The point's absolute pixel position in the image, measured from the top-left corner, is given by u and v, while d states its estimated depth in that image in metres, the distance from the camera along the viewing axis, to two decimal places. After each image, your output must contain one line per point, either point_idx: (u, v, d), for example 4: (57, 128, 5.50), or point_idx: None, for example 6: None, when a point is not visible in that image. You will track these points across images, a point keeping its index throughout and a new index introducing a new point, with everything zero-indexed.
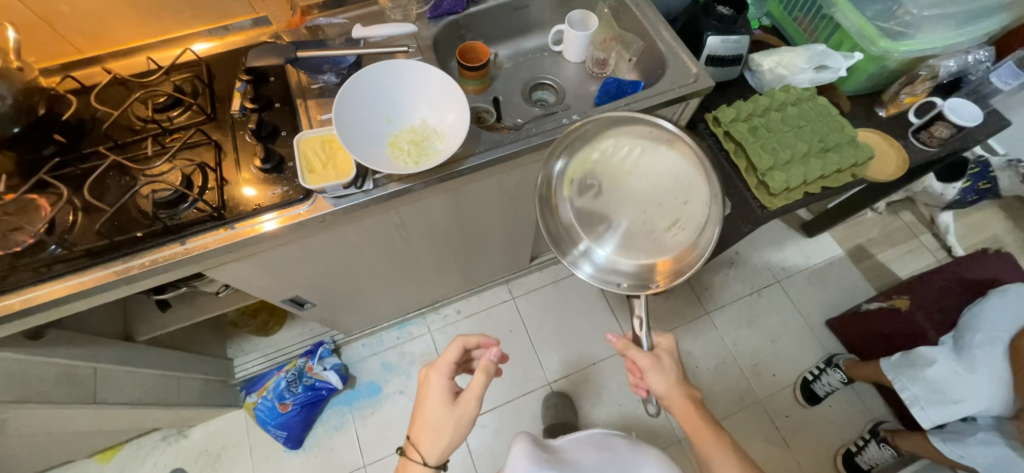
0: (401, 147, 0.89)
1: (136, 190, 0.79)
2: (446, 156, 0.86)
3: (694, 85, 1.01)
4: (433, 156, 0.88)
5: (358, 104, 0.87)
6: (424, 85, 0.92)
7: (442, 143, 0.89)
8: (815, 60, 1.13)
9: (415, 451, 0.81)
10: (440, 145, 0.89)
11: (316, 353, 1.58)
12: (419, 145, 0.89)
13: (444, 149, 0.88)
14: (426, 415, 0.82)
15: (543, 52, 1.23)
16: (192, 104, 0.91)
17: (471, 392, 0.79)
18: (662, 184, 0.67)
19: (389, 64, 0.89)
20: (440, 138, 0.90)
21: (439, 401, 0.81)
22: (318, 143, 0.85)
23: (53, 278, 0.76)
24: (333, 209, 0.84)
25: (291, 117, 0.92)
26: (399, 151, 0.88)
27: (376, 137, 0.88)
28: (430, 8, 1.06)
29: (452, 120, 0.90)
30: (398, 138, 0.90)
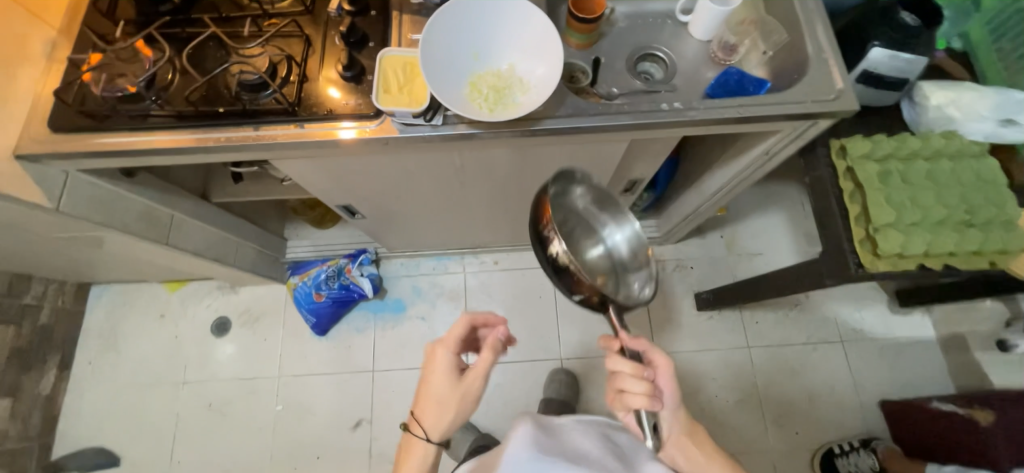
0: (481, 89, 0.83)
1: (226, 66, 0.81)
2: (522, 111, 0.80)
3: (831, 104, 0.84)
4: (511, 108, 0.81)
5: (450, 34, 0.81)
6: (523, 25, 0.83)
7: (523, 96, 0.82)
8: (1004, 112, 0.90)
9: (420, 428, 0.84)
10: (521, 97, 0.82)
11: (357, 258, 1.67)
12: (500, 92, 0.83)
13: (524, 103, 0.82)
14: (430, 394, 0.84)
15: (667, 19, 1.09)
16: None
17: (478, 374, 0.83)
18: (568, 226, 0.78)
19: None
20: (523, 90, 0.83)
21: (444, 380, 0.83)
22: (399, 64, 0.82)
23: (144, 129, 0.82)
24: (397, 135, 0.82)
25: (382, 29, 0.89)
26: (477, 93, 0.83)
27: (459, 72, 0.82)
28: None
29: (542, 72, 0.82)
30: (481, 78, 0.84)
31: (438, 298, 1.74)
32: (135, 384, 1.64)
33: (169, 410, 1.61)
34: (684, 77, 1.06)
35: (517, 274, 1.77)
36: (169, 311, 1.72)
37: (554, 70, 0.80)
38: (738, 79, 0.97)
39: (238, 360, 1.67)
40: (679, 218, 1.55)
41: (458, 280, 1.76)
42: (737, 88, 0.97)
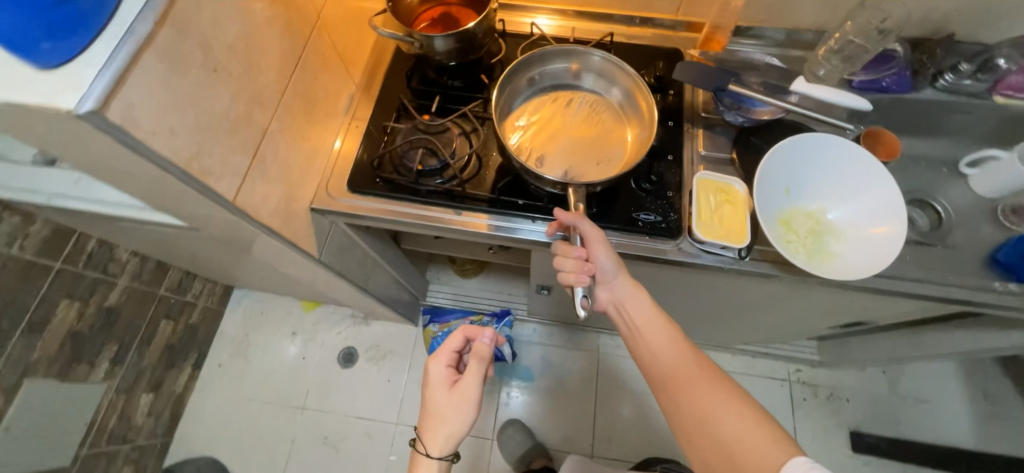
0: (793, 230, 0.77)
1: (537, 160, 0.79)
2: (849, 264, 0.73)
3: None
4: (830, 256, 0.75)
5: (774, 167, 0.77)
6: (848, 171, 0.78)
7: (842, 245, 0.76)
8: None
9: (422, 444, 0.84)
10: (837, 245, 0.76)
11: (502, 319, 1.62)
12: (813, 236, 0.77)
13: (844, 253, 0.75)
14: (431, 404, 0.87)
15: (943, 166, 1.01)
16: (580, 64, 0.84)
17: (467, 379, 0.86)
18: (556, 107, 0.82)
19: (827, 137, 0.77)
20: (838, 238, 0.77)
21: (439, 389, 0.88)
22: (712, 189, 0.78)
23: (437, 206, 0.82)
24: (698, 262, 0.77)
25: (679, 142, 0.86)
26: (789, 232, 0.77)
27: (773, 206, 0.77)
28: (862, 78, 0.90)
29: (866, 224, 0.76)
30: (792, 217, 0.78)
31: (567, 375, 1.66)
32: (254, 398, 1.62)
33: (286, 435, 1.57)
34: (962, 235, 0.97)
35: None
36: (301, 330, 1.72)
37: (888, 225, 0.74)
38: None
39: (360, 397, 1.63)
40: (862, 352, 1.42)
41: (592, 360, 1.68)
42: None
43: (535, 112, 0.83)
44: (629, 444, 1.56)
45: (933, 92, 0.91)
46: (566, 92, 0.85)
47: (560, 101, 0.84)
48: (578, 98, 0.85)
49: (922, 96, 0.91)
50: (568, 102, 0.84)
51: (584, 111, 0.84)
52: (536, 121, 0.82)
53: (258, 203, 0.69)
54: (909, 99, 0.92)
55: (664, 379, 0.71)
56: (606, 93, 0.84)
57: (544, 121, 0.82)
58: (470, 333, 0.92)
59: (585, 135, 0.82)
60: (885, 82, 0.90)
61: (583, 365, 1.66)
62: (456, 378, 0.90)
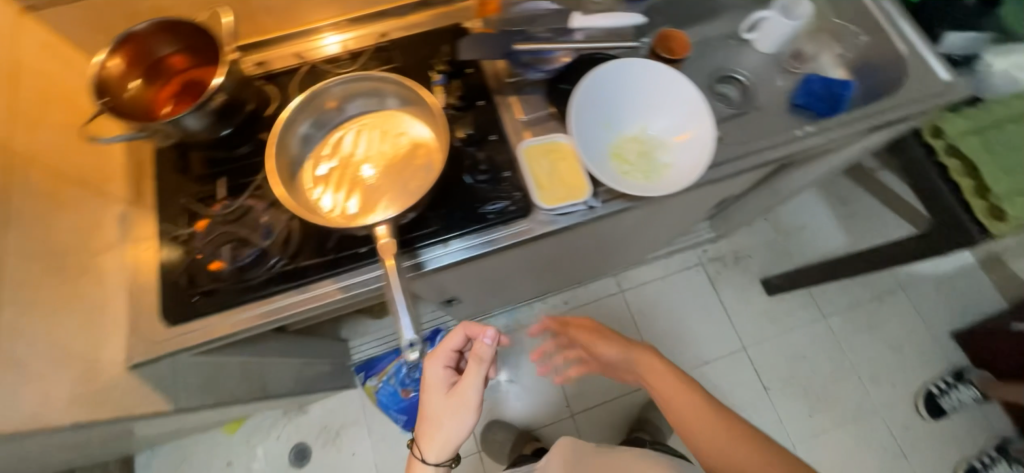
0: (626, 160, 0.79)
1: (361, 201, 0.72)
2: (680, 172, 0.77)
3: (947, 94, 0.87)
4: (664, 171, 0.78)
5: (586, 109, 0.77)
6: (651, 84, 0.80)
7: (670, 156, 0.79)
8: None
9: (419, 447, 0.85)
10: (667, 157, 0.80)
11: (434, 340, 1.55)
12: (645, 158, 0.80)
13: (674, 163, 0.79)
14: (428, 408, 0.84)
15: (729, 39, 1.10)
16: (334, 98, 0.72)
17: (467, 382, 0.81)
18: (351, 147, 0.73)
19: (621, 61, 0.77)
20: (666, 149, 0.80)
21: (438, 392, 0.84)
22: (542, 153, 0.76)
23: (276, 293, 0.71)
24: (557, 227, 0.77)
25: (496, 118, 0.83)
26: (624, 163, 0.79)
27: (601, 147, 0.78)
28: None
29: (682, 127, 0.80)
30: (621, 148, 0.80)
31: (520, 356, 1.66)
32: None
33: None
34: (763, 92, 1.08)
35: (589, 309, 1.73)
36: (236, 456, 1.52)
37: (698, 123, 0.78)
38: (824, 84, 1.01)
39: None
40: (741, 214, 1.58)
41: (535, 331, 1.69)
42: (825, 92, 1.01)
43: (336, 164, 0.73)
44: (598, 387, 1.63)
45: None
46: (357, 126, 0.75)
47: (358, 138, 0.74)
48: (373, 130, 0.75)
49: None
50: (352, 139, 0.74)
51: (371, 139, 0.74)
52: (340, 173, 0.73)
53: (33, 407, 0.62)
54: None
55: (680, 418, 0.92)
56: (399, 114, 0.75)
57: (349, 169, 0.73)
58: (470, 331, 0.83)
59: (395, 168, 0.73)
60: None
61: (530, 340, 1.68)
62: (455, 380, 0.86)
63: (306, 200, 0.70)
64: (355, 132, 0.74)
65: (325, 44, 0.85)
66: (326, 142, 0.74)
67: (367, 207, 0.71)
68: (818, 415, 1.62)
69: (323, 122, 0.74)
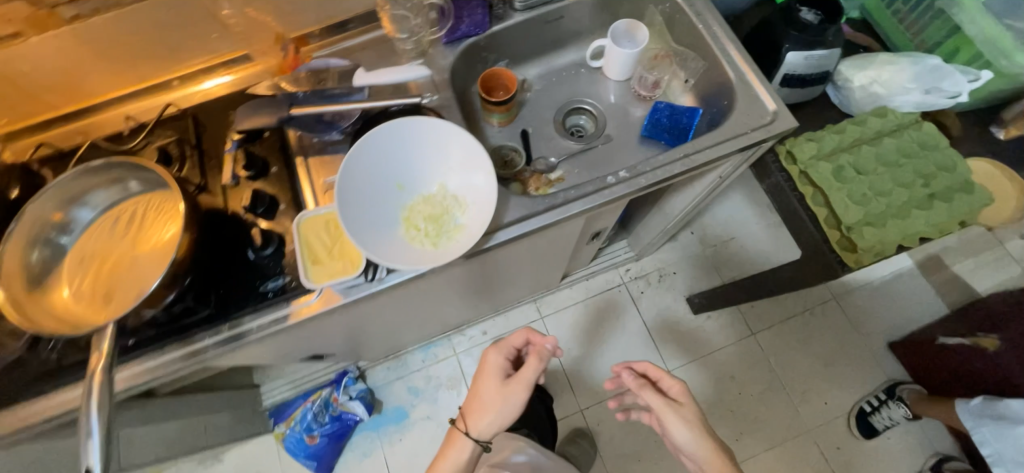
0: (417, 223, 0.76)
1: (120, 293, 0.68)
2: (471, 234, 0.74)
3: (772, 127, 0.81)
4: (456, 233, 0.75)
5: (367, 175, 0.74)
6: (438, 141, 0.76)
7: (465, 215, 0.76)
8: (925, 80, 0.92)
9: (462, 423, 0.89)
10: (462, 217, 0.76)
11: (341, 382, 1.55)
12: (438, 219, 0.76)
13: (468, 223, 0.75)
14: (484, 393, 0.88)
15: (580, 67, 1.05)
16: (65, 201, 0.69)
17: (524, 376, 0.86)
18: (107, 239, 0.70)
19: (397, 121, 0.73)
20: (462, 208, 0.77)
21: (495, 379, 0.88)
22: (320, 226, 0.73)
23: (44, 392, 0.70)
24: (343, 302, 0.72)
25: (293, 186, 0.80)
26: (414, 227, 0.75)
27: (388, 211, 0.75)
28: (445, 30, 0.89)
29: (476, 185, 0.76)
30: (413, 210, 0.77)
31: (437, 392, 1.62)
32: None
33: None
34: (616, 122, 1.02)
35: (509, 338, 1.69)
36: None
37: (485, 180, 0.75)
38: (669, 113, 0.97)
39: None
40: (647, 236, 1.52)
41: (453, 365, 1.66)
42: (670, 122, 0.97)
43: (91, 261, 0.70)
44: None
45: (515, 15, 0.92)
46: (109, 217, 0.72)
47: (112, 228, 0.71)
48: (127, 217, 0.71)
49: (508, 23, 0.92)
50: (105, 236, 0.71)
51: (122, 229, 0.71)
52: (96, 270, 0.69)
53: None
54: (498, 30, 0.92)
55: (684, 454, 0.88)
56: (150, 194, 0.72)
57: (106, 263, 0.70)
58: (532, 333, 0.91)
59: (156, 249, 0.70)
60: (466, 25, 0.89)
61: (447, 374, 1.64)
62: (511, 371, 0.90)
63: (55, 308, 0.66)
64: (105, 226, 0.71)
65: (202, 90, 0.87)
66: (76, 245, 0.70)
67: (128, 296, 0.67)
68: (746, 438, 1.56)
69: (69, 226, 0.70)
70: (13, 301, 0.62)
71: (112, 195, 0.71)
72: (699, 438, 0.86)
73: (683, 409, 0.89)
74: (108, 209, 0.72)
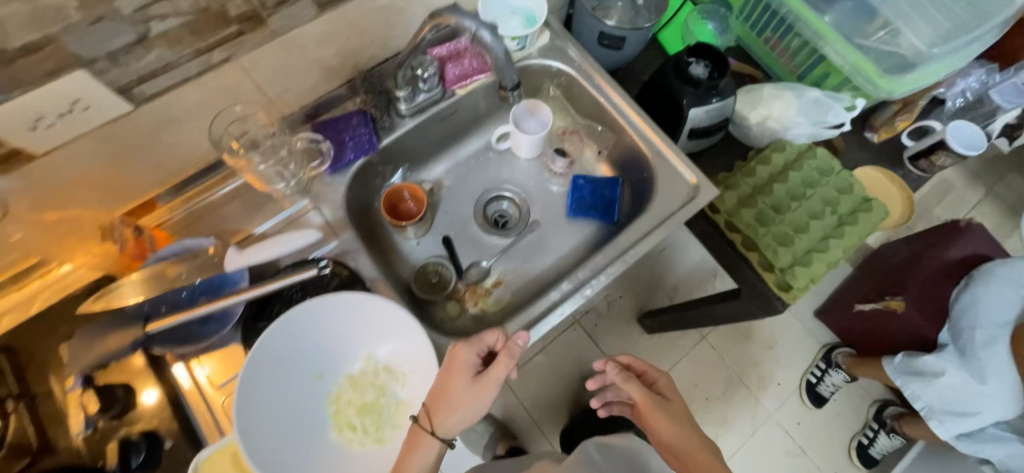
0: (351, 414, 0.64)
1: None
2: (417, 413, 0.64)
3: (694, 203, 0.80)
4: (400, 411, 0.65)
5: (275, 386, 0.61)
6: (350, 316, 0.63)
7: (404, 389, 0.65)
8: (810, 113, 0.98)
9: (426, 421, 0.61)
10: (402, 390, 0.65)
11: None
12: (375, 402, 0.65)
13: (410, 397, 0.65)
14: (454, 398, 0.60)
15: (488, 152, 0.96)
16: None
17: (503, 362, 0.60)
18: None
19: (289, 315, 0.59)
20: (400, 380, 0.65)
21: (464, 376, 0.60)
22: (226, 465, 0.58)
23: None
24: None
25: (174, 406, 0.63)
26: (348, 420, 0.64)
27: (312, 413, 0.63)
28: (328, 160, 0.76)
29: (408, 352, 0.65)
30: (342, 399, 0.65)
31: None
32: None
33: None
34: (539, 203, 0.96)
35: None
36: None
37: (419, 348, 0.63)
38: (591, 188, 0.92)
39: None
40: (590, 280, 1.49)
41: None
42: (594, 197, 0.92)
43: None
44: None
45: (404, 122, 0.81)
46: None
47: None
48: None
49: (398, 133, 0.81)
50: None
51: None
52: None
53: None
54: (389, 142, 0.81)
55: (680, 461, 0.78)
56: None
57: None
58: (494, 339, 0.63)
59: None
60: (351, 151, 0.76)
61: None
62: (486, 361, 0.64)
63: None
64: None
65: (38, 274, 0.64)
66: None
67: None
68: (722, 439, 1.62)
69: None
70: None
71: None
72: (678, 430, 0.79)
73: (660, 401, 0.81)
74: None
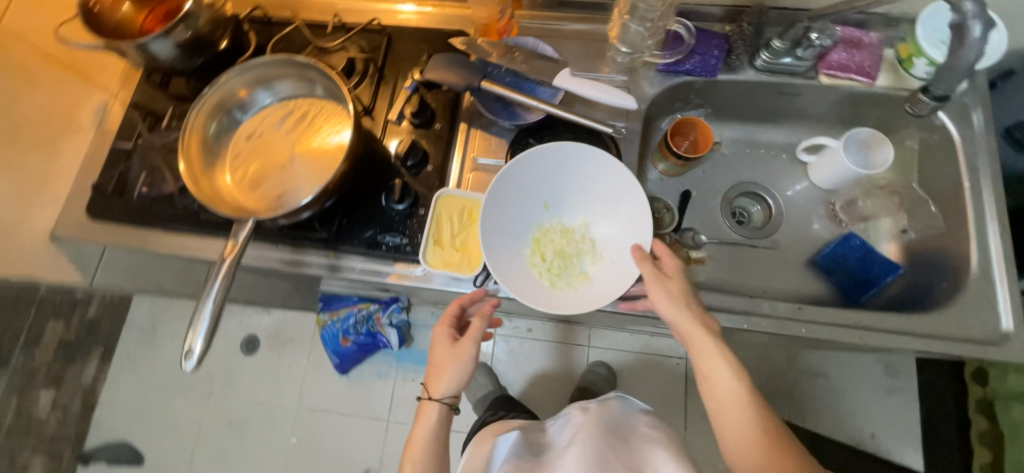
0: (543, 251, 0.74)
1: (240, 180, 0.71)
2: (590, 290, 0.70)
3: (986, 348, 0.65)
4: (578, 279, 0.72)
5: (525, 184, 0.72)
6: (605, 180, 0.72)
7: (593, 266, 0.72)
8: None
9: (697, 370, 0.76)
10: (590, 266, 0.73)
11: (389, 305, 1.51)
12: (564, 258, 0.74)
13: (593, 274, 0.72)
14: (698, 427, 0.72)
15: (782, 152, 0.90)
16: (250, 81, 0.72)
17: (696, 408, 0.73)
18: (261, 125, 0.74)
19: (571, 144, 0.70)
20: (594, 258, 0.73)
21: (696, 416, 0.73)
22: (457, 209, 0.71)
23: (171, 228, 0.75)
24: (442, 289, 0.71)
25: (447, 148, 0.77)
26: (538, 255, 0.73)
27: (525, 223, 0.74)
28: (668, 59, 0.77)
29: (620, 245, 0.72)
30: (546, 233, 0.75)
31: None
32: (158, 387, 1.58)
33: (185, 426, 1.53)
34: (793, 229, 0.87)
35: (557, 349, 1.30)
36: None
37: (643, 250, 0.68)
38: (861, 253, 0.79)
39: (254, 386, 1.56)
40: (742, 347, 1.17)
41: None
42: (858, 264, 0.79)
43: (250, 148, 0.73)
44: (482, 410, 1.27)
45: (750, 72, 0.79)
46: (271, 107, 0.74)
47: (268, 120, 0.74)
48: (278, 118, 0.74)
49: (737, 77, 0.79)
50: (276, 126, 0.73)
51: (272, 137, 0.73)
52: (247, 154, 0.72)
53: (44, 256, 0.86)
54: (722, 81, 0.80)
55: None
56: (289, 99, 0.74)
57: (254, 154, 0.72)
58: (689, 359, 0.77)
59: (269, 137, 0.73)
60: (690, 63, 0.77)
61: None
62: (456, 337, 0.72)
63: (195, 161, 0.67)
64: (276, 115, 0.74)
65: (400, 12, 0.86)
66: (247, 125, 0.74)
67: (275, 189, 0.70)
68: None
69: (243, 106, 0.73)
70: (190, 166, 0.66)
71: (292, 88, 0.74)
72: None
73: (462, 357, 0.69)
74: (284, 101, 0.74)
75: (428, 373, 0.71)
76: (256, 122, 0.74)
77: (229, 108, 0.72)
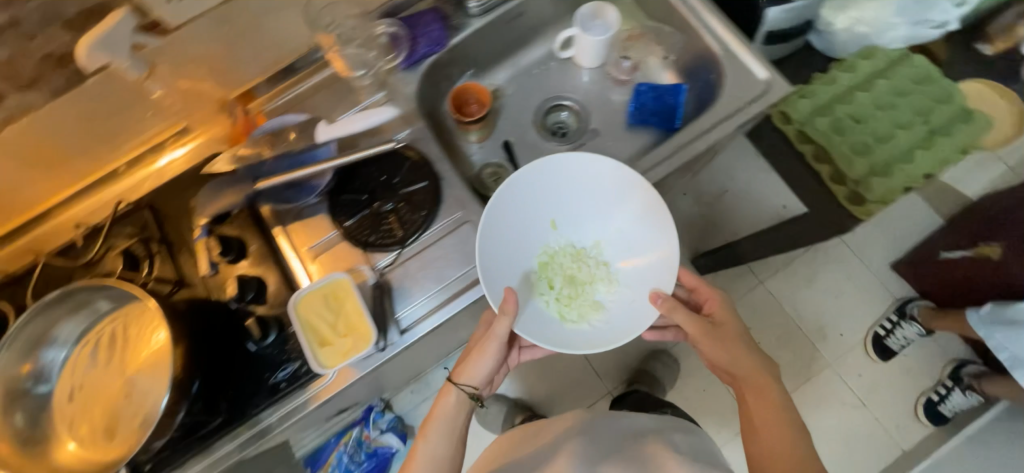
0: (555, 273, 0.77)
1: (90, 445, 0.62)
2: (603, 318, 0.73)
3: (764, 99, 0.76)
4: (592, 307, 0.75)
5: (523, 206, 0.75)
6: (610, 195, 0.76)
7: (607, 295, 0.75)
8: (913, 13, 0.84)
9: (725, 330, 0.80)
10: (604, 295, 0.76)
11: (369, 418, 1.39)
12: (578, 283, 0.77)
13: (609, 303, 0.75)
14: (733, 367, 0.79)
15: (548, 61, 0.97)
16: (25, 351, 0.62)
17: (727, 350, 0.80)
18: (75, 380, 0.65)
19: (551, 160, 0.73)
20: (608, 287, 0.76)
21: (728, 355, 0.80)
22: (319, 302, 0.67)
23: None
24: (359, 378, 0.68)
25: (275, 258, 0.74)
26: (548, 279, 0.76)
27: (529, 244, 0.77)
28: (403, 57, 0.81)
29: (635, 263, 0.75)
30: (555, 252, 0.78)
31: None
32: None
33: None
34: (599, 112, 0.96)
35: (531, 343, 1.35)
36: None
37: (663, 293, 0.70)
38: (653, 94, 0.90)
39: None
40: None
41: None
42: (656, 105, 0.90)
43: (80, 409, 0.64)
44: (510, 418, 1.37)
45: (472, 22, 0.84)
46: (72, 356, 0.65)
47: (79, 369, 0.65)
48: (88, 360, 0.65)
49: (466, 32, 0.84)
50: (92, 368, 0.65)
51: (96, 382, 0.65)
52: (80, 416, 0.64)
53: None
54: (458, 42, 0.84)
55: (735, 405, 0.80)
56: (84, 335, 0.65)
57: (88, 411, 0.64)
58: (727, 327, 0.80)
59: (91, 384, 0.65)
60: (422, 48, 0.82)
61: None
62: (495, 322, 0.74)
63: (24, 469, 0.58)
64: (84, 358, 0.65)
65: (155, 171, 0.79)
66: (60, 389, 0.64)
67: (132, 427, 0.62)
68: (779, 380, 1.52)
69: (40, 376, 0.64)
70: None
71: (78, 323, 0.64)
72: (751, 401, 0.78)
73: (492, 342, 0.71)
74: (80, 341, 0.65)
75: (462, 353, 0.75)
76: (66, 382, 0.65)
77: (24, 391, 0.63)
